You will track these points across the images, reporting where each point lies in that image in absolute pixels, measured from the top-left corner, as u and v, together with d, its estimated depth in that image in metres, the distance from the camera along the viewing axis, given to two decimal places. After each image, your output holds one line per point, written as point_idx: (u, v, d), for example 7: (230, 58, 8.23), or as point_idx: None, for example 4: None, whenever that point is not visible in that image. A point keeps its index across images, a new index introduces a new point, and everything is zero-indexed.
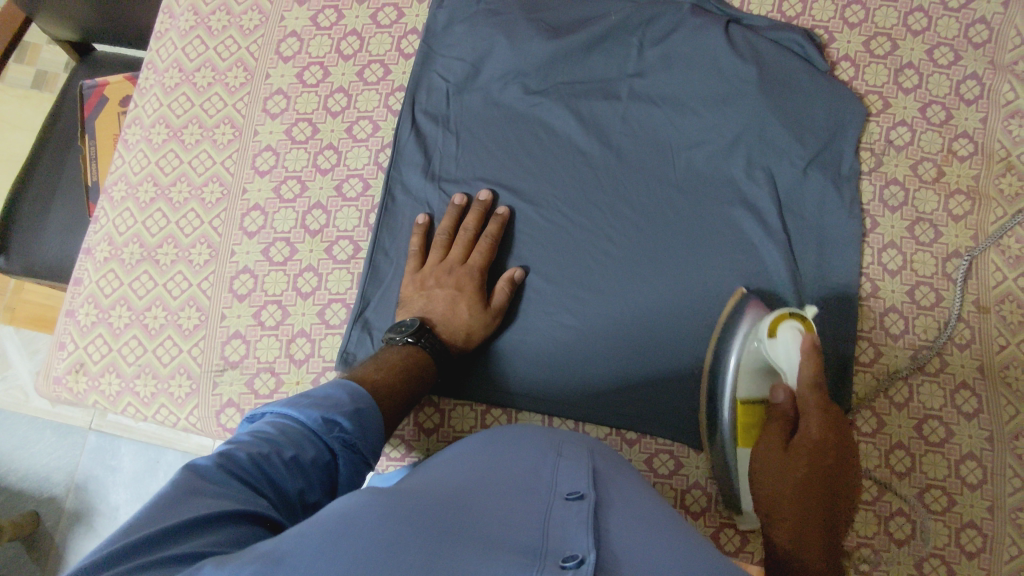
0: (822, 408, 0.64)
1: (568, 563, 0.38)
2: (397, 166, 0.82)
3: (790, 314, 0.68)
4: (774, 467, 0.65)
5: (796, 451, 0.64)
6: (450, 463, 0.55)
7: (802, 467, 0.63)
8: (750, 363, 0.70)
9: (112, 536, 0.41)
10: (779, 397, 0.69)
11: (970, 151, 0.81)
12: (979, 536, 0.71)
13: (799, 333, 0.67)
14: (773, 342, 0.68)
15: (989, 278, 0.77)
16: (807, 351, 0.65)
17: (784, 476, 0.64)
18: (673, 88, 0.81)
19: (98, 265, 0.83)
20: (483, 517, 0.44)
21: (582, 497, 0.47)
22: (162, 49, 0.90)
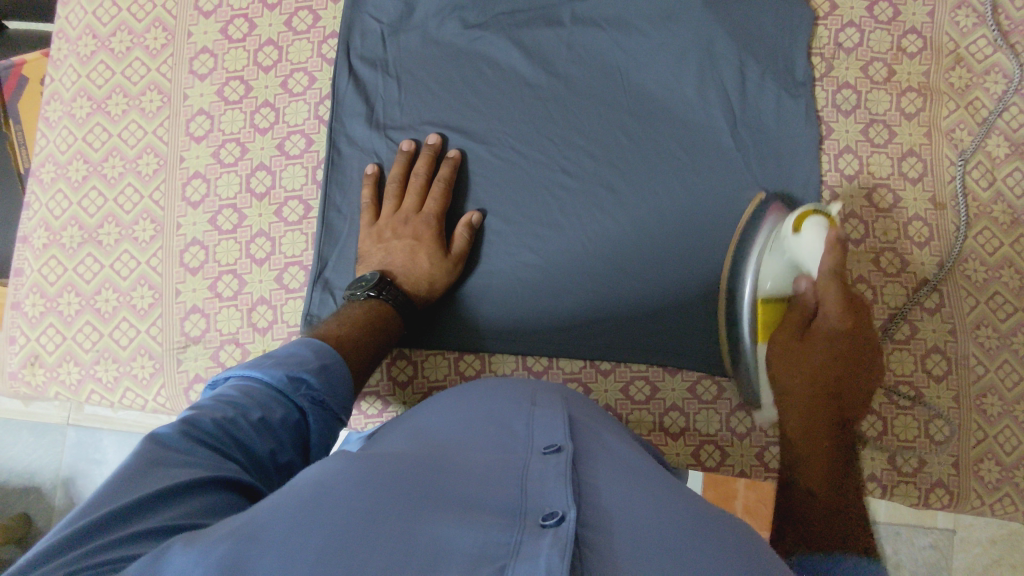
0: (842, 298, 0.63)
1: (549, 521, 0.38)
2: (338, 117, 0.78)
3: (814, 210, 0.65)
4: (786, 359, 0.67)
5: (816, 335, 0.66)
6: (424, 422, 0.54)
7: (823, 357, 0.65)
8: (772, 258, 0.68)
9: (76, 513, 0.40)
10: (802, 287, 0.67)
11: (919, 47, 0.80)
12: (948, 425, 0.73)
13: (824, 229, 0.63)
14: (796, 239, 0.65)
15: (944, 172, 0.78)
16: (831, 245, 0.62)
17: (801, 364, 0.66)
18: (616, 9, 0.79)
19: (38, 252, 0.79)
20: (461, 479, 0.44)
21: (559, 450, 0.46)
22: (71, 15, 0.84)
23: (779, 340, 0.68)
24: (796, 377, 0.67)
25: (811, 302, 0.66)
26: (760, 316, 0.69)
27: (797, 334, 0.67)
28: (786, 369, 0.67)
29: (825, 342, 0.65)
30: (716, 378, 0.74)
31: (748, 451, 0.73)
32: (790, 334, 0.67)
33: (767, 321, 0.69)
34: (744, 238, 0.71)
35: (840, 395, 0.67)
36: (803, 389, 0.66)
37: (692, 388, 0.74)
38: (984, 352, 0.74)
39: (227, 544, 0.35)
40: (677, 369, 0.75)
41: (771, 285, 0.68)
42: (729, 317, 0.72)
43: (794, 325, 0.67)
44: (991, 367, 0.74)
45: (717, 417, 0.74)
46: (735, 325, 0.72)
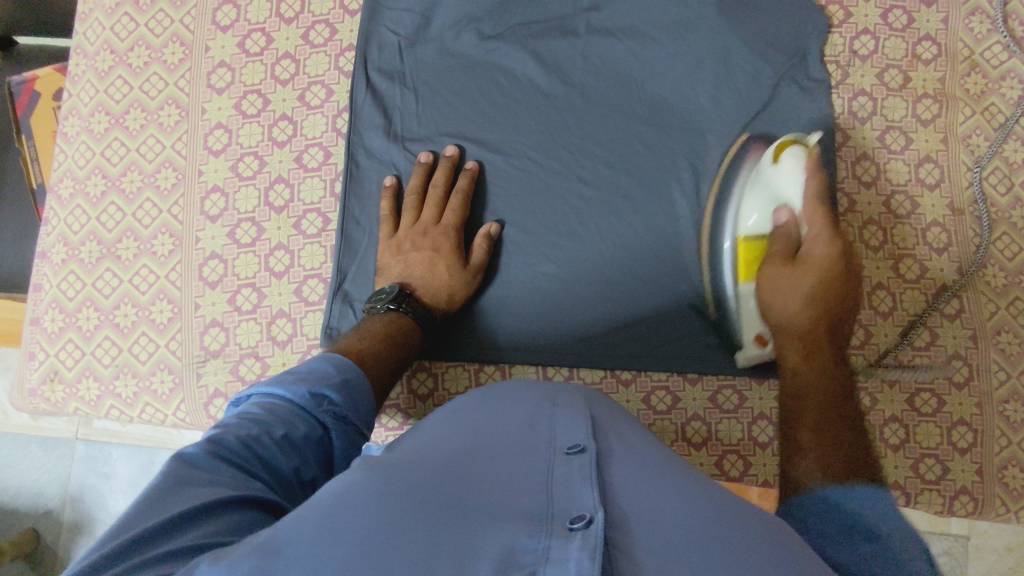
0: (825, 216, 0.64)
1: (577, 524, 0.38)
2: (356, 129, 0.79)
3: (792, 141, 0.70)
4: (778, 289, 0.64)
5: (806, 263, 0.63)
6: (443, 425, 0.53)
7: (816, 284, 0.61)
8: (753, 194, 0.70)
9: (103, 536, 0.39)
10: (783, 217, 0.67)
11: (934, 54, 0.80)
12: (970, 431, 0.73)
13: (802, 156, 0.69)
14: (777, 168, 0.69)
15: (961, 178, 0.78)
16: (811, 168, 0.67)
17: (797, 292, 0.62)
18: (632, 19, 0.79)
19: (57, 267, 0.79)
20: (484, 486, 0.43)
21: (583, 450, 0.45)
22: (89, 31, 0.85)
23: (766, 265, 0.65)
24: (791, 310, 0.63)
25: (793, 228, 0.66)
26: (743, 252, 0.70)
27: (783, 261, 0.64)
28: (775, 296, 0.64)
29: (816, 267, 0.62)
30: (738, 387, 0.74)
31: (771, 461, 0.72)
32: (779, 261, 0.64)
33: (752, 254, 0.69)
34: (722, 189, 0.74)
35: (835, 322, 0.62)
36: (798, 320, 0.63)
37: (713, 397, 0.74)
38: (1006, 358, 0.74)
39: (254, 560, 0.35)
40: (698, 379, 0.74)
41: (754, 219, 0.69)
42: (713, 264, 0.73)
43: (779, 258, 0.65)
44: (1013, 373, 0.74)
45: (739, 427, 0.73)
46: (719, 270, 0.73)
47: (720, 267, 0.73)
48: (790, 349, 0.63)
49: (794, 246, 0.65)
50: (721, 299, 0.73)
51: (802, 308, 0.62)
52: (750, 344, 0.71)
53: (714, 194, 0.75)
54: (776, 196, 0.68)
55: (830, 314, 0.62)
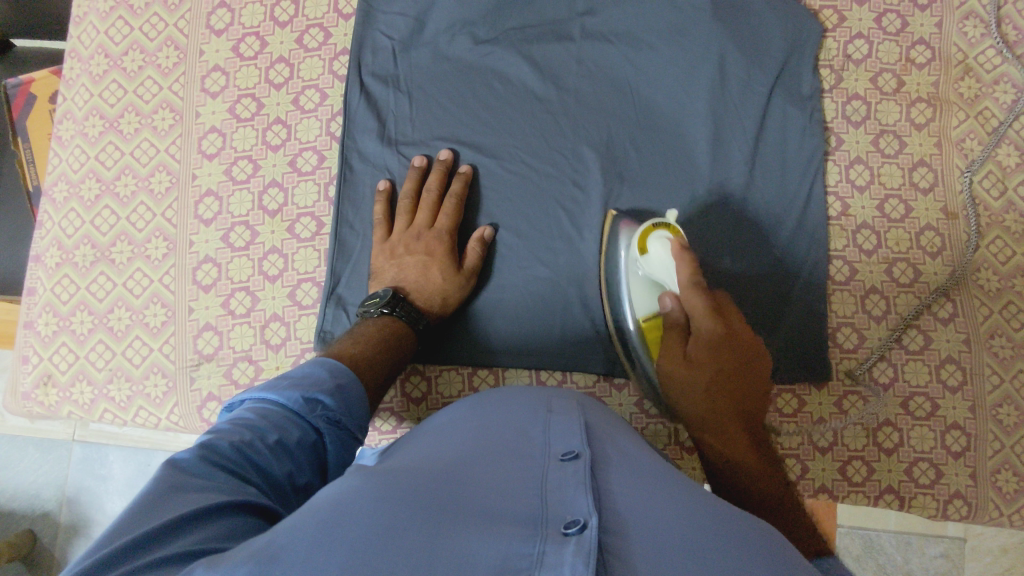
0: (706, 303, 0.65)
1: (571, 529, 0.37)
2: (350, 133, 0.79)
3: (656, 226, 0.68)
4: (678, 381, 0.67)
5: (698, 357, 0.66)
6: (439, 433, 0.53)
7: (710, 379, 0.65)
8: (633, 286, 0.70)
9: (97, 543, 0.39)
10: (668, 304, 0.68)
11: (928, 58, 0.80)
12: (964, 435, 0.73)
13: (667, 241, 0.67)
14: (646, 258, 0.68)
15: (955, 182, 0.78)
16: (679, 255, 0.65)
17: (696, 386, 0.65)
18: (626, 23, 0.79)
19: (51, 271, 0.79)
20: (479, 493, 0.43)
21: (577, 456, 0.45)
22: (83, 35, 0.85)
23: (664, 356, 0.68)
24: (691, 403, 0.66)
25: (681, 317, 0.67)
26: (647, 334, 0.70)
27: (679, 354, 0.67)
28: (678, 389, 0.67)
29: (710, 360, 0.66)
30: None
31: None
32: (670, 353, 0.67)
33: (654, 338, 0.70)
34: (609, 268, 0.73)
35: (741, 400, 0.66)
36: (706, 408, 0.65)
37: None
38: (999, 361, 0.74)
39: (251, 567, 0.35)
40: None
41: (644, 307, 0.70)
42: (624, 344, 0.73)
43: (671, 350, 0.67)
44: (1006, 377, 0.74)
45: None
46: (629, 348, 0.73)
47: (631, 347, 0.72)
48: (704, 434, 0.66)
49: (682, 330, 0.67)
50: (640, 374, 0.73)
51: (697, 399, 0.66)
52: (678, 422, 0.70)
53: (632, 228, 0.72)
54: (662, 283, 0.69)
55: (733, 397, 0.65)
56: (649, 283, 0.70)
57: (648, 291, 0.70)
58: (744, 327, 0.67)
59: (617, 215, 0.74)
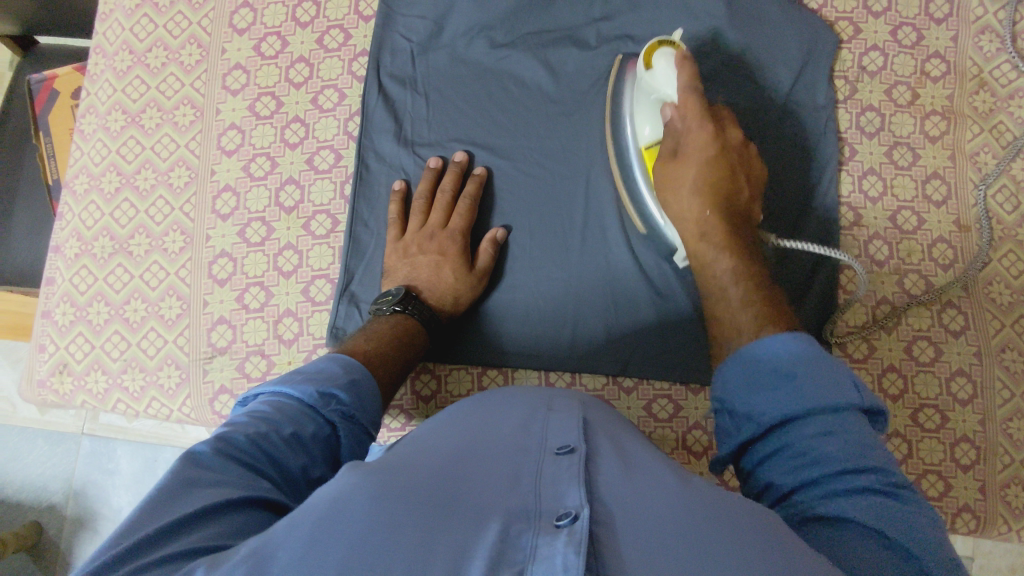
0: (702, 110, 0.66)
1: (563, 521, 0.38)
2: (368, 133, 0.80)
3: (661, 44, 0.69)
4: (670, 182, 0.66)
5: (687, 158, 0.66)
6: (439, 427, 0.53)
7: (698, 175, 0.65)
8: (641, 103, 0.71)
9: (111, 538, 0.40)
10: (668, 115, 0.68)
11: (943, 71, 0.80)
12: (973, 448, 0.73)
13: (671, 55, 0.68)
14: (651, 74, 0.69)
15: (968, 195, 0.78)
16: (681, 64, 0.66)
17: (682, 188, 0.65)
18: (642, 30, 0.80)
19: (69, 262, 0.80)
20: (474, 486, 0.43)
21: (572, 451, 0.46)
22: (108, 31, 0.86)
23: (659, 171, 0.67)
24: (690, 212, 0.65)
25: (678, 126, 0.67)
26: (648, 162, 0.71)
27: (669, 161, 0.67)
28: (672, 195, 0.66)
29: (697, 158, 0.65)
30: None
31: None
32: (663, 161, 0.67)
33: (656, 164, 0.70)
34: (615, 107, 0.75)
35: (733, 209, 0.65)
36: (696, 217, 0.65)
37: None
38: (1010, 376, 0.74)
39: (248, 567, 0.35)
40: (700, 388, 0.75)
41: (648, 130, 0.70)
42: (627, 184, 0.75)
43: (667, 155, 0.67)
44: (1017, 391, 0.74)
45: None
46: (631, 184, 0.74)
47: (629, 173, 0.74)
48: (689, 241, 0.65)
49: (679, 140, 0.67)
50: (643, 211, 0.74)
51: (693, 205, 0.65)
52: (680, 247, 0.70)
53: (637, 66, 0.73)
54: (659, 102, 0.69)
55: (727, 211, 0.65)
56: (655, 104, 0.70)
57: (651, 111, 0.70)
58: (737, 136, 0.67)
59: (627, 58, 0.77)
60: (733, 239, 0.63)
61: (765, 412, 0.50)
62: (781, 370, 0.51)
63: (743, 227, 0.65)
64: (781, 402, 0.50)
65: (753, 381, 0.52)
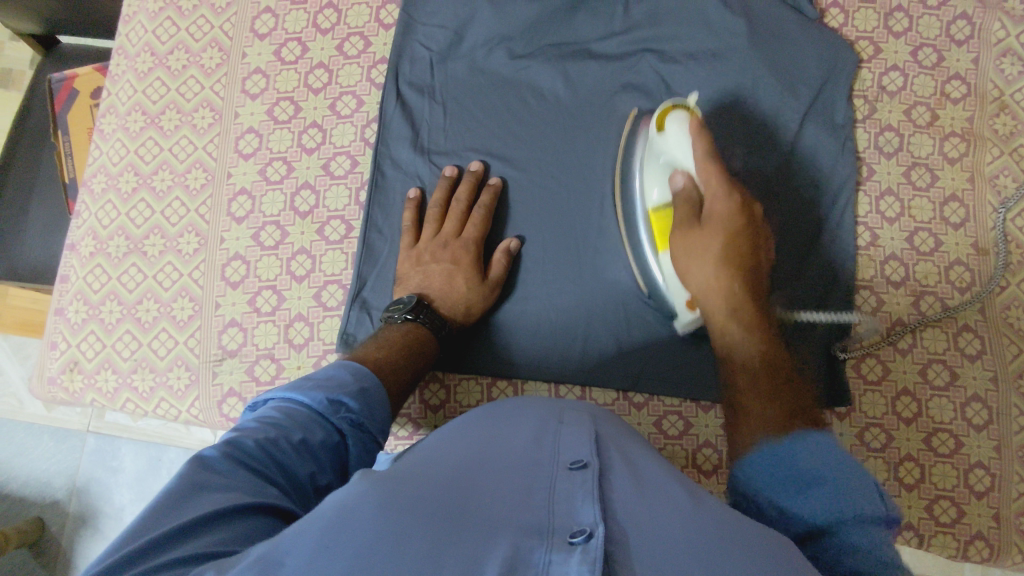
0: (721, 177, 0.65)
1: (576, 538, 0.38)
2: (384, 140, 0.80)
3: (673, 107, 0.69)
4: (690, 253, 0.65)
5: (709, 225, 0.65)
6: (449, 438, 0.53)
7: (721, 246, 0.63)
8: (650, 167, 0.72)
9: (119, 540, 0.40)
10: (679, 182, 0.67)
11: (963, 93, 0.80)
12: (987, 475, 0.72)
13: (684, 122, 0.68)
14: (663, 136, 0.69)
15: (987, 218, 0.77)
16: (695, 131, 0.66)
17: (705, 256, 0.64)
18: (661, 45, 0.80)
19: (84, 260, 0.81)
20: (486, 499, 0.42)
21: (585, 466, 0.45)
22: (131, 33, 0.87)
23: (675, 235, 0.66)
24: (710, 284, 0.64)
25: (692, 192, 0.66)
26: (657, 224, 0.71)
27: (688, 228, 0.65)
28: (690, 264, 0.65)
29: (718, 227, 0.64)
30: None
31: None
32: (683, 227, 0.65)
33: (663, 226, 0.70)
34: (625, 166, 0.76)
35: (751, 281, 0.64)
36: (715, 288, 0.63)
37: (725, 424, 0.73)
38: None
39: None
40: (711, 406, 0.74)
41: (656, 193, 0.71)
42: (631, 240, 0.74)
43: (684, 223, 0.65)
44: None
45: None
46: (637, 243, 0.74)
47: (636, 232, 0.74)
48: (713, 316, 0.64)
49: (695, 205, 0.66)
50: (646, 272, 0.73)
51: (716, 274, 0.63)
52: (683, 312, 0.70)
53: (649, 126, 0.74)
54: (667, 164, 0.70)
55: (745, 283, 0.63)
56: (665, 168, 0.70)
57: (659, 176, 0.71)
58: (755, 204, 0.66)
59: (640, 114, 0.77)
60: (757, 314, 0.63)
61: (795, 516, 0.45)
62: (810, 477, 0.46)
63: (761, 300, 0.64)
64: (812, 509, 0.44)
65: (779, 481, 0.47)
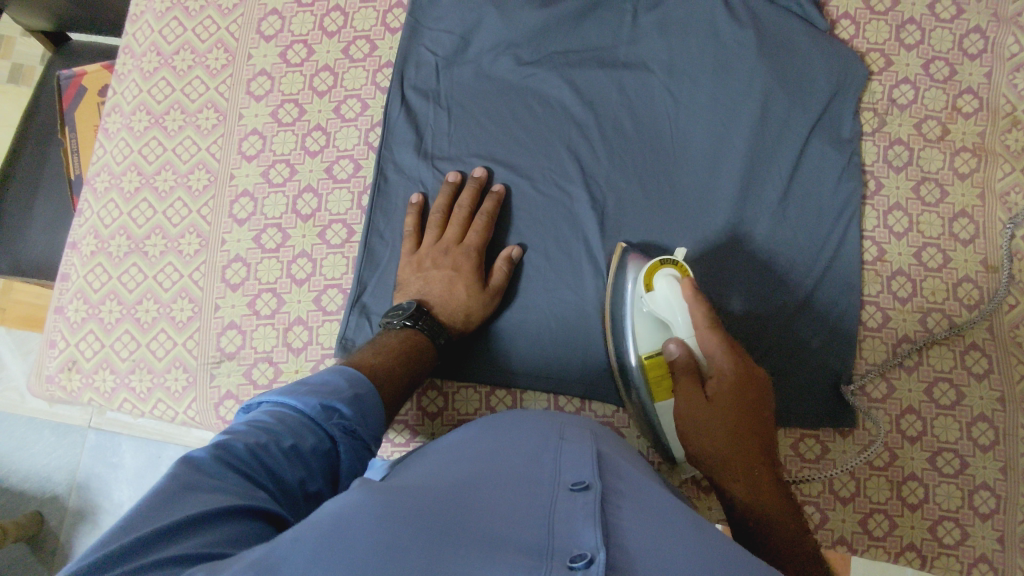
0: (725, 342, 0.63)
1: (577, 563, 0.36)
2: (388, 144, 0.79)
3: (663, 264, 0.68)
4: (697, 425, 0.62)
5: (716, 399, 0.62)
6: (450, 453, 0.52)
7: (730, 420, 0.61)
8: (641, 325, 0.69)
9: (105, 537, 0.39)
10: (675, 350, 0.65)
11: (975, 107, 0.79)
12: (993, 497, 0.70)
13: (676, 279, 0.66)
14: (654, 296, 0.67)
15: (997, 235, 0.76)
16: (688, 293, 0.65)
17: (718, 435, 0.61)
18: (669, 53, 0.79)
19: (85, 259, 0.81)
20: (484, 516, 0.42)
21: (587, 488, 0.44)
22: (138, 32, 0.87)
23: (681, 405, 0.63)
24: (721, 454, 0.61)
25: (691, 360, 0.64)
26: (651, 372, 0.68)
27: (695, 398, 0.63)
28: (699, 435, 0.62)
29: (726, 403, 0.61)
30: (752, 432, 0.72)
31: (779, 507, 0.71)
32: (691, 397, 0.63)
33: (660, 377, 0.67)
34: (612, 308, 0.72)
35: (764, 444, 0.61)
36: (724, 454, 0.61)
37: None
38: None
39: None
40: None
41: (649, 347, 0.68)
42: (626, 389, 0.71)
43: (691, 394, 0.63)
44: None
45: None
46: (630, 389, 0.70)
47: (632, 386, 0.70)
48: (721, 477, 0.61)
49: (697, 377, 0.64)
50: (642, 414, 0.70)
51: (730, 449, 0.60)
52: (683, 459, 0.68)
53: (638, 265, 0.70)
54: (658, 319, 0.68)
55: (756, 445, 0.61)
56: (658, 324, 0.68)
57: (653, 334, 0.68)
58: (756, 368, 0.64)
59: (628, 247, 0.73)
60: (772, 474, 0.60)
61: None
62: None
63: (772, 461, 0.61)
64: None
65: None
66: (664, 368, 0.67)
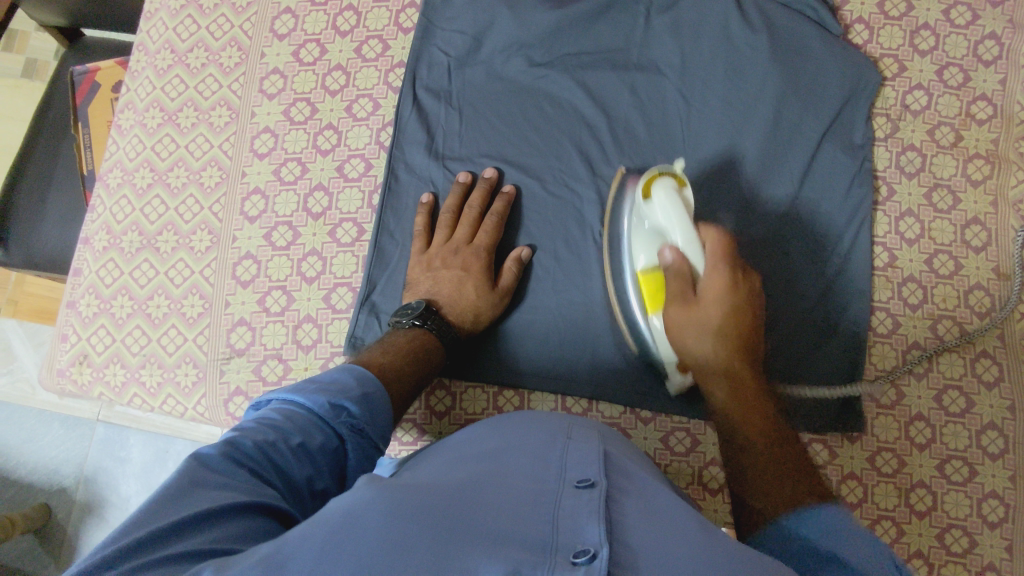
0: (717, 248, 0.64)
1: (580, 558, 0.37)
2: (399, 144, 0.80)
3: (661, 175, 0.71)
4: (684, 324, 0.63)
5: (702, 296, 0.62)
6: (457, 449, 0.52)
7: (715, 316, 0.61)
8: (637, 237, 0.71)
9: (115, 532, 0.40)
10: (666, 257, 0.65)
11: (989, 114, 0.78)
12: (1002, 506, 0.70)
13: (671, 189, 0.69)
14: (651, 204, 0.69)
15: (1010, 243, 0.75)
16: (680, 201, 0.67)
17: (701, 329, 0.62)
18: (682, 56, 0.79)
19: (97, 254, 0.81)
20: (491, 510, 0.42)
21: (592, 485, 0.44)
22: (152, 30, 0.88)
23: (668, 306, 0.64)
24: (706, 352, 0.61)
25: (682, 263, 0.64)
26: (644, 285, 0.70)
27: (681, 297, 0.63)
28: (683, 335, 0.63)
29: (712, 299, 0.62)
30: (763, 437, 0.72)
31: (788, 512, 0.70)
32: (677, 297, 0.63)
33: (652, 288, 0.69)
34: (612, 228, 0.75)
35: (748, 345, 0.62)
36: (708, 354, 0.61)
37: None
38: None
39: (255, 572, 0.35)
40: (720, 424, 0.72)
41: (643, 258, 0.70)
42: (622, 305, 0.73)
43: (678, 299, 0.63)
44: None
45: None
46: (626, 304, 0.73)
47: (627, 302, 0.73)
48: (704, 377, 0.62)
49: (688, 279, 0.64)
50: (635, 331, 0.72)
51: (714, 346, 0.61)
52: (672, 372, 0.70)
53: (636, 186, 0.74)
54: (653, 232, 0.69)
55: (740, 346, 0.61)
56: (652, 232, 0.70)
57: (647, 242, 0.70)
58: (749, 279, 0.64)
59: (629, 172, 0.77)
60: (754, 375, 0.61)
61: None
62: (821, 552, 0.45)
63: (756, 363, 0.62)
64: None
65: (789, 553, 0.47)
66: (656, 279, 0.69)
